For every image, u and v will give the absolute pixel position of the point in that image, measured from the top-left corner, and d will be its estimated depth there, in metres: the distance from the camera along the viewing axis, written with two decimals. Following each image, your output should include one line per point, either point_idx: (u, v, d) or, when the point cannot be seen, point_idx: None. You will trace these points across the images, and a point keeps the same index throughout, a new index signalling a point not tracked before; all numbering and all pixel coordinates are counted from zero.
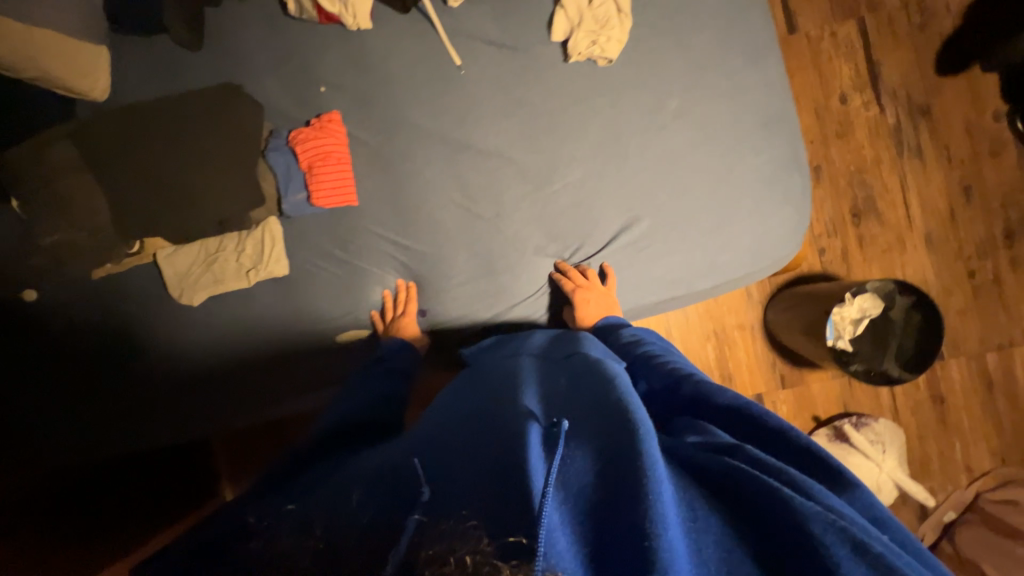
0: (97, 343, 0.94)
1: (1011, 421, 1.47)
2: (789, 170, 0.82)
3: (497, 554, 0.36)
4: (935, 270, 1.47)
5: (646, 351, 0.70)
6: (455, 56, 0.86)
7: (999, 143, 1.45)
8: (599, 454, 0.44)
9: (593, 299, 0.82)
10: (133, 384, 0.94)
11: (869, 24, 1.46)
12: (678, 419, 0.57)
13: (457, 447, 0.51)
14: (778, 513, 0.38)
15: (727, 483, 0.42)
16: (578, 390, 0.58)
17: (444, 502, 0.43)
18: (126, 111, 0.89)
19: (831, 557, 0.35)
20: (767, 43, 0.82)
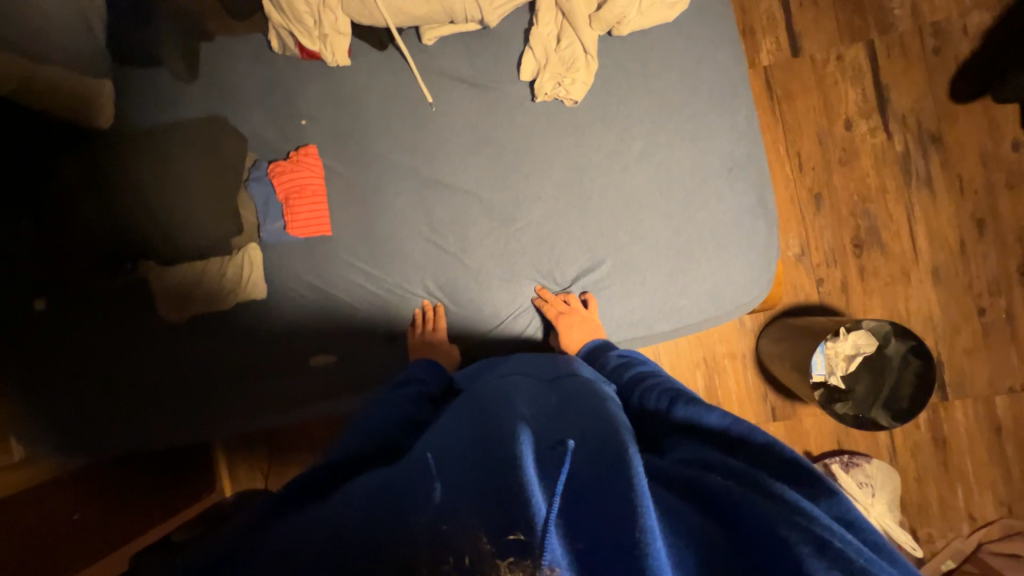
0: (97, 353, 1.01)
1: (1019, 469, 1.39)
2: (755, 215, 0.81)
3: (496, 552, 0.37)
4: (942, 306, 1.40)
5: (638, 373, 0.71)
6: (427, 93, 0.89)
7: (1016, 174, 1.38)
8: (598, 467, 0.46)
9: (577, 324, 0.82)
10: (141, 384, 1.01)
11: (879, 47, 1.40)
12: (669, 441, 0.58)
13: (454, 455, 0.53)
14: (773, 528, 0.39)
15: (721, 500, 0.44)
16: (571, 412, 0.59)
17: (445, 502, 0.44)
18: (129, 139, 0.96)
19: (800, 556, 0.37)
20: (737, 85, 0.81)
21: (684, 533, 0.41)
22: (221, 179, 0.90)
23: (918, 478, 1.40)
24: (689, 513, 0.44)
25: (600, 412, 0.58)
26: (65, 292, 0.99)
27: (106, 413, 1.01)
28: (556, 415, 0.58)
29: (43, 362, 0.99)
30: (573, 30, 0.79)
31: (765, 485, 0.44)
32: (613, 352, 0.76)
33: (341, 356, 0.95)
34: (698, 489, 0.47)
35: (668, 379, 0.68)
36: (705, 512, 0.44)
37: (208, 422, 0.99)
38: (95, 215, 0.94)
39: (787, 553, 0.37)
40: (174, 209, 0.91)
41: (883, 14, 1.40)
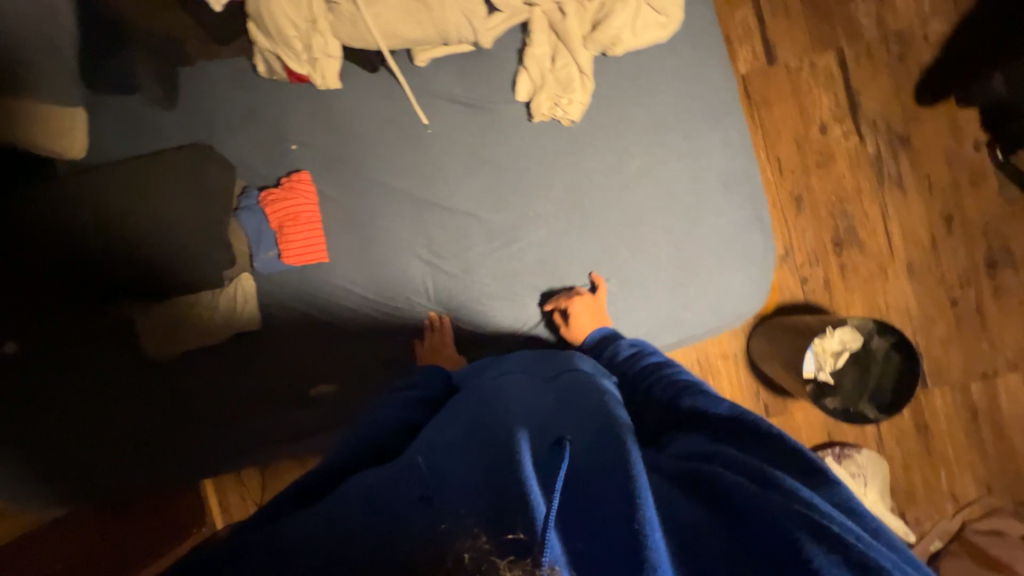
0: (74, 397, 0.96)
1: (995, 450, 1.46)
2: (751, 229, 0.83)
3: (495, 551, 0.38)
4: (918, 299, 1.47)
5: (650, 364, 0.70)
6: (423, 115, 0.87)
7: (980, 172, 1.45)
8: (597, 461, 0.48)
9: (587, 311, 0.82)
10: (124, 423, 0.96)
11: (848, 54, 1.46)
12: (670, 428, 0.59)
13: (453, 462, 0.53)
14: (765, 514, 0.41)
15: (717, 489, 0.45)
16: (569, 407, 0.60)
17: (446, 506, 0.45)
18: (98, 172, 0.89)
19: (793, 542, 0.39)
20: (729, 102, 0.83)
21: (681, 524, 0.43)
22: (206, 213, 0.85)
23: (904, 464, 1.46)
24: (684, 503, 0.45)
25: (599, 405, 0.59)
26: (42, 334, 0.95)
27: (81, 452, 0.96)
28: (555, 411, 0.60)
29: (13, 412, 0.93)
30: (569, 52, 0.80)
31: (765, 475, 0.45)
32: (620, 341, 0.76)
33: (341, 388, 0.93)
34: (694, 477, 0.48)
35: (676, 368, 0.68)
36: (704, 501, 0.45)
37: (198, 454, 0.96)
38: (61, 254, 0.88)
39: (780, 540, 0.39)
40: (149, 245, 0.84)
41: (851, 23, 1.46)
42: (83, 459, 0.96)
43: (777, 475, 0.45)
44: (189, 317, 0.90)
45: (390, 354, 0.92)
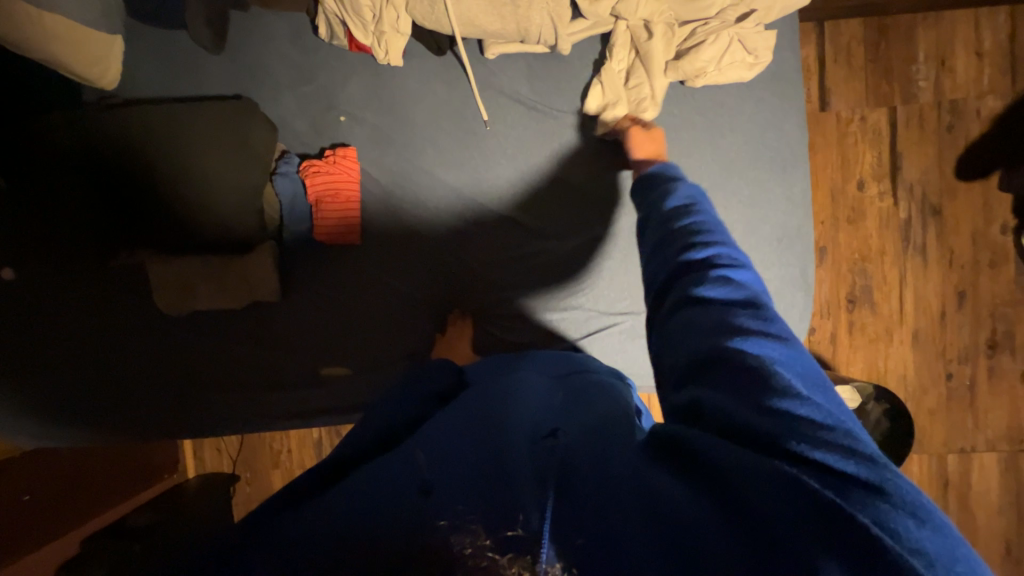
0: (65, 346, 0.91)
1: (958, 521, 1.52)
2: (795, 288, 0.81)
3: (495, 548, 0.39)
4: (915, 367, 1.50)
5: (675, 223, 0.59)
6: (483, 110, 0.84)
7: (1002, 255, 1.46)
8: (595, 459, 0.47)
9: (654, 143, 0.76)
10: (109, 375, 0.92)
11: (900, 115, 1.45)
12: (666, 321, 0.54)
13: (459, 449, 0.52)
14: (748, 502, 0.40)
15: (703, 464, 0.44)
16: (574, 403, 0.60)
17: (445, 493, 0.45)
18: (123, 119, 0.83)
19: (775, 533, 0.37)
20: (799, 154, 0.80)
21: (675, 506, 0.41)
22: (241, 178, 0.82)
23: None
24: (670, 482, 0.44)
25: (603, 405, 0.59)
26: (36, 276, 0.90)
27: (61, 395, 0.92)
28: (557, 409, 0.59)
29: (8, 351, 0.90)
30: (648, 69, 0.77)
31: (761, 431, 0.43)
32: (660, 206, 0.62)
33: (353, 373, 0.91)
34: (680, 447, 0.46)
35: (715, 239, 0.55)
36: (693, 468, 0.45)
37: (188, 415, 0.93)
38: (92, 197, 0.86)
39: (760, 531, 0.38)
40: (182, 200, 0.82)
41: (910, 83, 1.44)
42: (60, 406, 0.92)
43: (774, 430, 0.42)
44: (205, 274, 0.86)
45: (408, 346, 0.90)
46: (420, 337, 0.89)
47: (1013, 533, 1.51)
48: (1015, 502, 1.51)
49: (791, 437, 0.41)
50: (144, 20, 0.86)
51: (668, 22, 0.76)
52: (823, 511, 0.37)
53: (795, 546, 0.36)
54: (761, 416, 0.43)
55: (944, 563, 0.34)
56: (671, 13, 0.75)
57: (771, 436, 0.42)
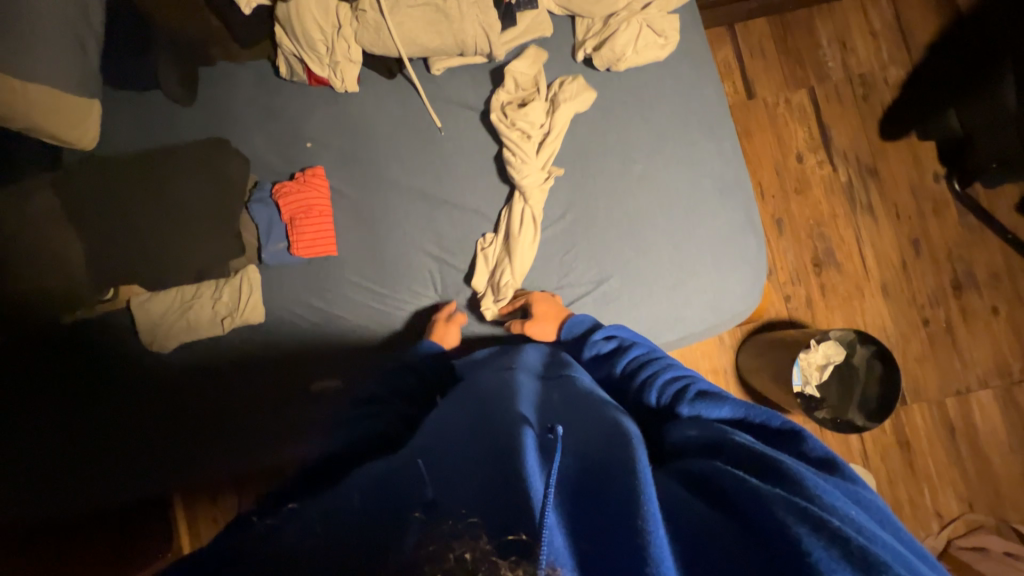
0: (56, 402, 0.91)
1: (974, 467, 1.50)
2: (745, 233, 0.87)
3: (496, 552, 0.35)
4: (892, 318, 1.55)
5: (644, 359, 0.72)
6: (437, 118, 0.92)
7: (941, 202, 1.57)
8: (597, 456, 0.48)
9: (543, 320, 0.84)
10: (101, 428, 0.92)
11: (819, 93, 1.61)
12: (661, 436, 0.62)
13: (457, 457, 0.51)
14: (762, 512, 0.39)
15: (726, 486, 0.44)
16: (571, 411, 0.59)
17: (445, 501, 0.43)
18: (105, 170, 0.89)
19: (798, 535, 0.37)
20: (721, 116, 0.90)
21: (696, 519, 0.42)
22: (222, 207, 0.88)
23: (887, 478, 1.50)
24: (697, 505, 0.44)
25: (597, 414, 0.58)
26: (23, 335, 0.91)
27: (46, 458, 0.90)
28: (556, 410, 0.60)
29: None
30: (507, 263, 0.87)
31: (773, 472, 0.45)
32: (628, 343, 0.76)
33: (345, 383, 0.91)
34: (703, 478, 0.47)
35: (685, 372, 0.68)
36: (711, 498, 0.44)
37: (183, 459, 0.92)
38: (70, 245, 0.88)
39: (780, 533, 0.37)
40: (166, 237, 0.86)
41: (820, 65, 1.61)
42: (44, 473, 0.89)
43: (785, 468, 0.44)
44: (195, 305, 0.90)
45: (394, 348, 0.91)
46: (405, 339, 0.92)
47: None
48: (1022, 437, 1.51)
49: (802, 471, 0.43)
50: (119, 85, 0.94)
51: (528, 221, 0.87)
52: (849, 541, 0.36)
53: (818, 558, 0.35)
54: (770, 459, 0.46)
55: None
56: (526, 211, 0.87)
57: (781, 473, 0.44)
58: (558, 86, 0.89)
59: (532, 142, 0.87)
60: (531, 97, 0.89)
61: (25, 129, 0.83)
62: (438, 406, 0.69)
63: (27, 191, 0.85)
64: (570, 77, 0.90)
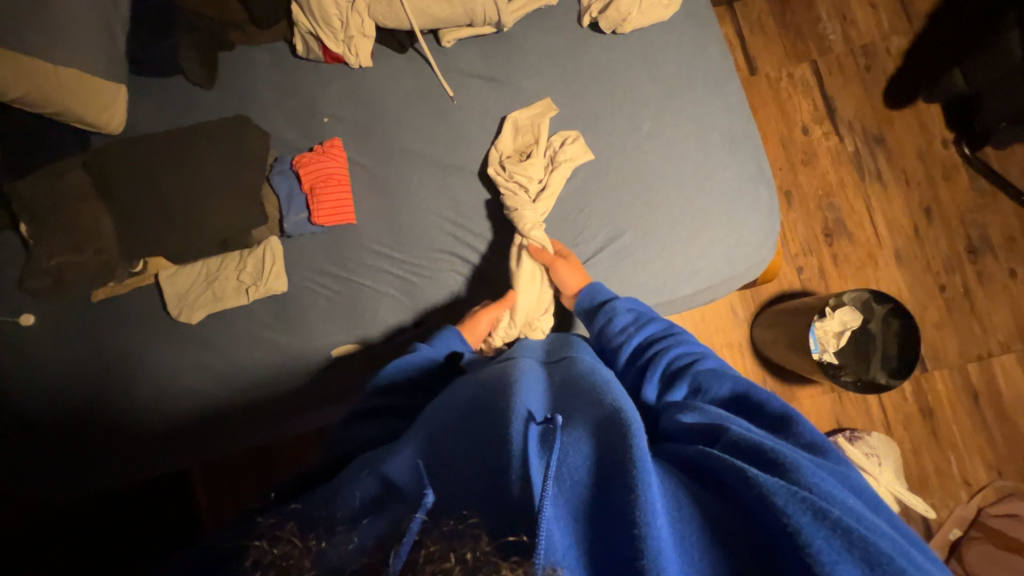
0: (86, 381, 0.95)
1: (1000, 433, 1.48)
2: (756, 183, 0.88)
3: (497, 552, 0.38)
4: (908, 285, 1.54)
5: (661, 332, 0.71)
6: (448, 88, 0.95)
7: (951, 167, 1.56)
8: (595, 441, 0.48)
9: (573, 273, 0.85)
10: (123, 416, 0.95)
11: (821, 65, 1.62)
12: (659, 410, 0.61)
13: (459, 453, 0.52)
14: (756, 503, 0.41)
15: (723, 475, 0.44)
16: (571, 394, 0.58)
17: (445, 505, 0.46)
18: (129, 151, 0.91)
19: (796, 527, 0.38)
20: (726, 72, 0.92)
21: (694, 506, 0.43)
22: (246, 177, 0.91)
23: (911, 448, 1.48)
24: (698, 493, 0.45)
25: (596, 391, 0.57)
26: (59, 316, 0.95)
27: (78, 443, 0.94)
28: (556, 393, 0.59)
29: (38, 396, 0.94)
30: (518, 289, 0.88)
31: (767, 459, 0.45)
32: (644, 317, 0.75)
33: (366, 349, 0.93)
34: (698, 466, 0.47)
35: (695, 348, 0.68)
36: (710, 489, 0.45)
37: (210, 433, 0.94)
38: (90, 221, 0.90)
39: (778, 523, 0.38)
40: (189, 211, 0.90)
41: (821, 38, 1.62)
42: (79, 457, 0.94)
43: (779, 456, 0.44)
44: (220, 277, 0.93)
45: (414, 313, 0.93)
46: (425, 305, 0.93)
47: None
48: None
49: (799, 460, 0.44)
50: (142, 71, 0.98)
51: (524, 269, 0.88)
52: (849, 534, 0.37)
53: (817, 549, 0.37)
54: (764, 446, 0.45)
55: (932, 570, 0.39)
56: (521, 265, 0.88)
57: (776, 461, 0.44)
58: (559, 144, 0.90)
59: (526, 194, 0.88)
60: (529, 152, 0.91)
61: (56, 113, 0.88)
62: (441, 397, 0.69)
63: (60, 172, 0.90)
64: (572, 134, 0.91)
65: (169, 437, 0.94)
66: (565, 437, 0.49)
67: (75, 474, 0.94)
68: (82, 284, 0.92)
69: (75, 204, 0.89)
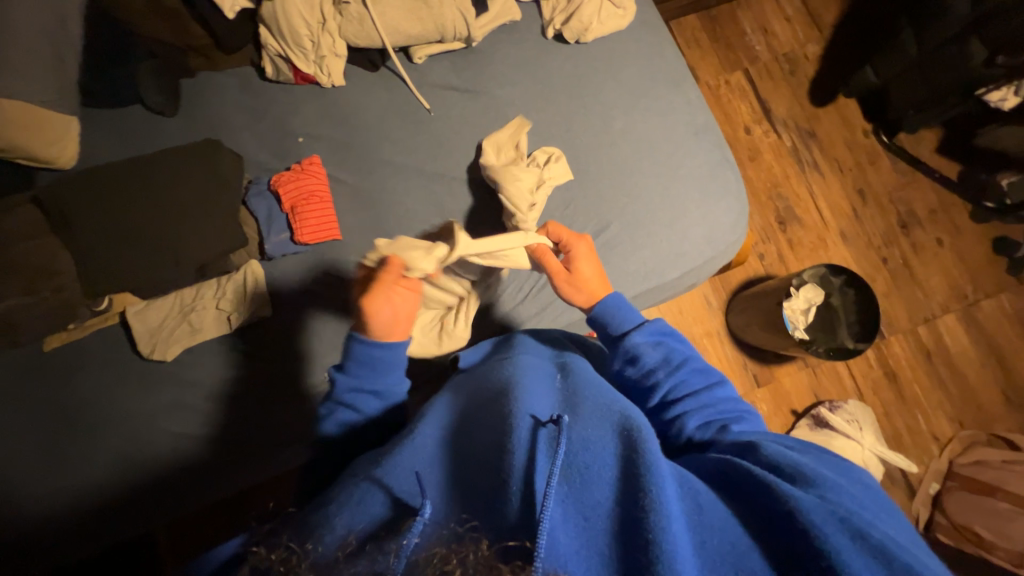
0: (43, 440, 0.85)
1: (955, 387, 1.61)
2: (723, 168, 0.95)
3: (496, 556, 0.41)
4: (856, 261, 1.68)
5: (705, 373, 0.70)
6: (424, 100, 0.97)
7: (874, 153, 1.75)
8: (618, 451, 0.51)
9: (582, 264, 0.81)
10: (88, 476, 0.85)
11: (752, 72, 1.79)
12: (700, 442, 0.64)
13: (472, 458, 0.55)
14: (779, 507, 0.46)
15: (758, 485, 0.49)
16: (577, 395, 0.62)
17: (443, 517, 0.49)
18: (84, 183, 0.85)
19: (821, 540, 0.43)
20: (682, 71, 1.00)
21: (730, 522, 0.47)
22: (221, 201, 0.87)
23: (884, 411, 1.58)
24: (727, 510, 0.49)
25: (603, 395, 0.62)
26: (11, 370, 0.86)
27: (35, 514, 0.83)
28: (563, 394, 0.62)
29: None
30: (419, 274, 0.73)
31: (794, 477, 0.51)
32: (689, 354, 0.72)
33: None
34: (730, 473, 0.53)
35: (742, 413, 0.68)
36: (735, 498, 0.50)
37: (198, 479, 0.87)
38: (43, 258, 0.81)
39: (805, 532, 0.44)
40: (158, 239, 0.84)
41: (749, 49, 1.80)
42: (36, 529, 0.83)
43: (807, 472, 0.51)
44: (196, 308, 0.89)
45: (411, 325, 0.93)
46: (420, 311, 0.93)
47: (1004, 382, 1.61)
48: (990, 352, 1.63)
49: (830, 483, 0.50)
50: (99, 101, 0.93)
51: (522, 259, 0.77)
52: (895, 562, 0.41)
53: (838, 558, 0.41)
54: (799, 467, 0.52)
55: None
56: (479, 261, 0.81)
57: (801, 475, 0.51)
58: (543, 161, 0.92)
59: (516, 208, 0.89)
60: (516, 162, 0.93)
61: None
62: (437, 400, 0.70)
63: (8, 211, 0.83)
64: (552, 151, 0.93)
65: (145, 488, 0.85)
66: (569, 440, 0.52)
67: (35, 548, 0.83)
68: (37, 329, 0.83)
69: (26, 242, 0.81)
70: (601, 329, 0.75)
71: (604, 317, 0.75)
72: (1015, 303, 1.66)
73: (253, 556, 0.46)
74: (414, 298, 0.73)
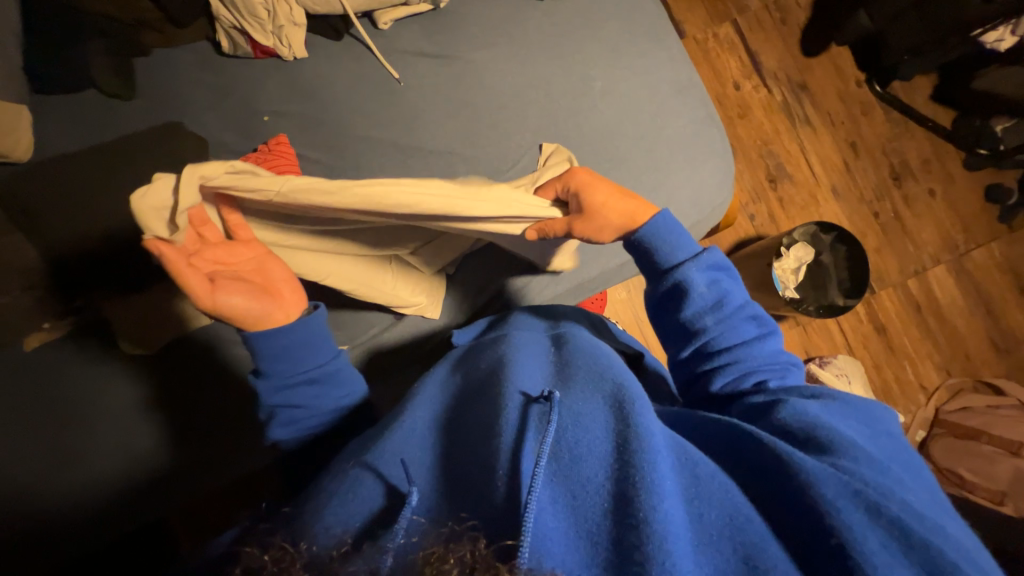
0: (38, 438, 0.85)
1: (944, 337, 1.63)
2: (708, 127, 0.92)
3: (495, 556, 0.41)
4: (847, 216, 1.66)
5: (755, 318, 0.73)
6: (392, 69, 0.92)
7: (867, 103, 1.70)
8: (608, 423, 0.53)
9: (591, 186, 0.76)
10: (88, 470, 0.87)
11: (741, 22, 1.71)
12: (728, 390, 0.68)
13: (470, 444, 0.56)
14: (789, 481, 0.48)
15: (767, 458, 0.51)
16: (569, 371, 0.63)
17: (436, 512, 0.50)
18: (43, 179, 0.82)
19: (830, 511, 0.45)
20: (663, 25, 0.95)
21: (735, 492, 0.48)
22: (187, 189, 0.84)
23: (873, 364, 1.60)
24: (730, 479, 0.50)
25: (598, 366, 0.63)
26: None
27: (39, 506, 0.85)
28: (553, 371, 0.64)
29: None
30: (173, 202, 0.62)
31: (809, 447, 0.54)
32: (744, 301, 0.74)
33: None
34: (736, 446, 0.54)
35: (784, 364, 0.71)
36: (743, 472, 0.52)
37: (204, 464, 0.91)
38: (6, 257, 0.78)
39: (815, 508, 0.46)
40: (124, 232, 0.81)
41: None
42: (45, 524, 0.85)
43: (826, 441, 0.54)
44: (170, 302, 0.86)
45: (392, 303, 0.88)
46: (376, 284, 0.83)
47: (992, 330, 1.63)
48: (979, 301, 1.64)
49: (853, 460, 0.51)
50: (49, 87, 0.88)
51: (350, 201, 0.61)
52: (912, 537, 0.44)
53: (841, 527, 0.44)
54: (818, 433, 0.55)
55: (968, 546, 0.47)
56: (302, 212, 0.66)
57: (821, 446, 0.53)
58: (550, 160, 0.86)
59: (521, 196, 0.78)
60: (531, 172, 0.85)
61: None
62: (426, 382, 0.71)
63: None
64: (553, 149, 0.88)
65: (152, 476, 0.89)
66: (560, 416, 0.53)
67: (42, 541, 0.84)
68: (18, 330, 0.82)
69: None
70: (646, 254, 0.75)
71: (653, 240, 0.74)
72: (1006, 251, 1.66)
73: (244, 556, 0.45)
74: (269, 262, 0.71)
